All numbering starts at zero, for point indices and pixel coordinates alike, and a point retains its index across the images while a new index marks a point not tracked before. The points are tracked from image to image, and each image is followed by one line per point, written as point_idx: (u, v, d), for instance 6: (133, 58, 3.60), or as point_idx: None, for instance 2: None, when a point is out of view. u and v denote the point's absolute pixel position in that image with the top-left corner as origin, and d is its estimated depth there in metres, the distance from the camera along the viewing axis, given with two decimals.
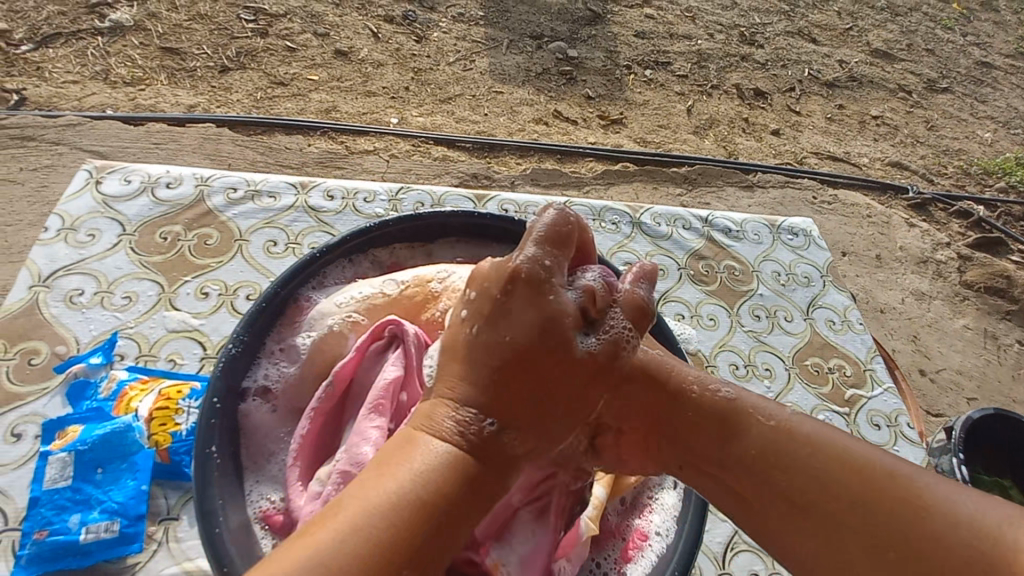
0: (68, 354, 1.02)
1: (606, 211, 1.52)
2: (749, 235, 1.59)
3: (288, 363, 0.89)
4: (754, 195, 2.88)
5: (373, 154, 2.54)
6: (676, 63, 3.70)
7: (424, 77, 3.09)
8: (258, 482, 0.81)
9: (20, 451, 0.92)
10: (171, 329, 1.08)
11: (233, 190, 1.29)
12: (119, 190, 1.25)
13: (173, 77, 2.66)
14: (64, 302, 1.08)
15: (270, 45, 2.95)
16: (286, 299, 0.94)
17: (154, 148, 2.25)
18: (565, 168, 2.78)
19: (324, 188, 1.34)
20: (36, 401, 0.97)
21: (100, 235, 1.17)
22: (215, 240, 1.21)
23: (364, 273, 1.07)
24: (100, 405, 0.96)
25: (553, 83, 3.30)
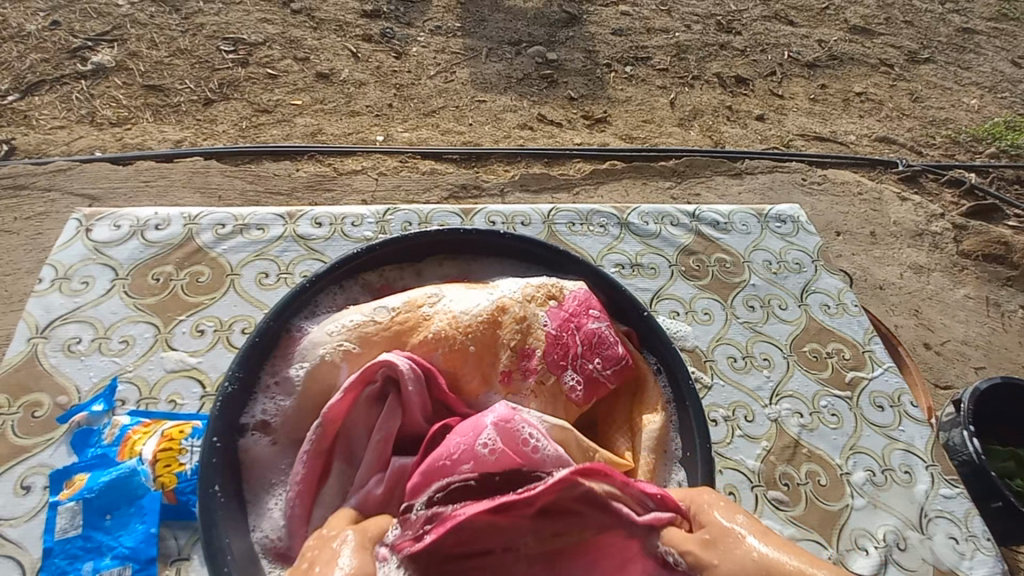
0: (69, 404, 1.03)
1: (594, 213, 1.53)
2: (737, 226, 1.60)
3: (285, 397, 0.91)
4: (744, 182, 2.89)
5: (362, 173, 2.55)
6: (656, 57, 3.72)
7: (406, 92, 3.11)
8: (263, 515, 0.82)
9: (30, 504, 0.92)
10: (169, 369, 1.09)
11: (221, 226, 1.30)
12: (109, 235, 1.26)
13: (158, 114, 2.68)
14: (62, 351, 1.09)
15: (252, 74, 2.98)
16: (279, 331, 0.96)
17: (144, 187, 2.27)
18: (553, 171, 2.79)
19: (312, 216, 1.35)
20: (42, 452, 0.98)
21: (93, 281, 1.19)
22: (207, 276, 1.22)
23: (355, 298, 1.07)
24: (104, 452, 0.96)
25: (535, 87, 3.32)
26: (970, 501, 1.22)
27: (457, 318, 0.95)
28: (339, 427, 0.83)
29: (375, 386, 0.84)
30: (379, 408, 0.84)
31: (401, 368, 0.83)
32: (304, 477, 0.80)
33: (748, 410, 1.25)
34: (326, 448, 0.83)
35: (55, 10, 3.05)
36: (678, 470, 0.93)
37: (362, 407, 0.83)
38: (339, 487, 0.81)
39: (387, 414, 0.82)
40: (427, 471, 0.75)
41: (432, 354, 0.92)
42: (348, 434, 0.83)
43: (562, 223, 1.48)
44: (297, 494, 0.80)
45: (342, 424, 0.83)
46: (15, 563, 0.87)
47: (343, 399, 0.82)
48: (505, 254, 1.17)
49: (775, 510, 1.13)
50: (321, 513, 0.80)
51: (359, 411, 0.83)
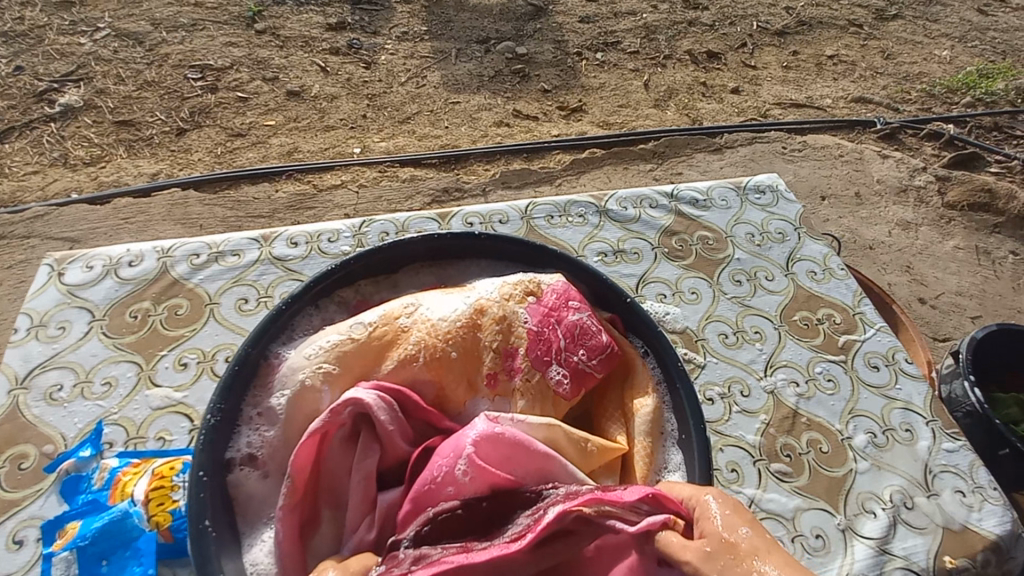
0: (56, 452, 1.02)
1: (571, 204, 1.51)
2: (717, 201, 1.59)
3: (269, 427, 0.90)
4: (725, 156, 2.88)
5: (342, 188, 2.54)
6: (625, 41, 3.71)
7: (379, 101, 3.09)
8: (258, 545, 0.83)
9: (25, 557, 0.91)
10: (155, 407, 1.07)
11: (195, 256, 1.28)
12: (83, 277, 1.24)
13: (132, 148, 2.66)
14: (44, 400, 1.07)
15: (222, 99, 2.95)
16: (258, 359, 0.95)
17: (124, 223, 2.25)
18: (534, 165, 2.77)
19: (286, 236, 1.34)
20: (32, 504, 0.96)
21: (70, 325, 1.17)
22: (185, 308, 1.21)
23: (334, 317, 1.07)
24: (95, 497, 0.95)
25: (508, 83, 3.31)
26: (974, 453, 1.21)
27: (435, 327, 0.94)
28: (316, 471, 0.83)
29: (345, 427, 0.84)
30: (355, 449, 0.84)
31: (368, 403, 0.82)
32: (287, 529, 0.79)
33: (743, 386, 1.25)
34: (307, 493, 0.83)
35: (17, 55, 3.02)
36: (674, 453, 0.93)
37: (336, 448, 0.84)
38: (331, 531, 0.82)
39: (361, 454, 0.81)
40: (414, 499, 0.76)
41: (414, 365, 0.91)
42: (327, 476, 0.83)
43: (541, 217, 1.47)
44: (285, 547, 0.79)
45: (319, 467, 0.84)
46: None
47: (313, 441, 0.82)
48: (481, 256, 1.16)
49: (779, 483, 1.13)
50: (317, 561, 0.81)
51: (334, 454, 0.84)
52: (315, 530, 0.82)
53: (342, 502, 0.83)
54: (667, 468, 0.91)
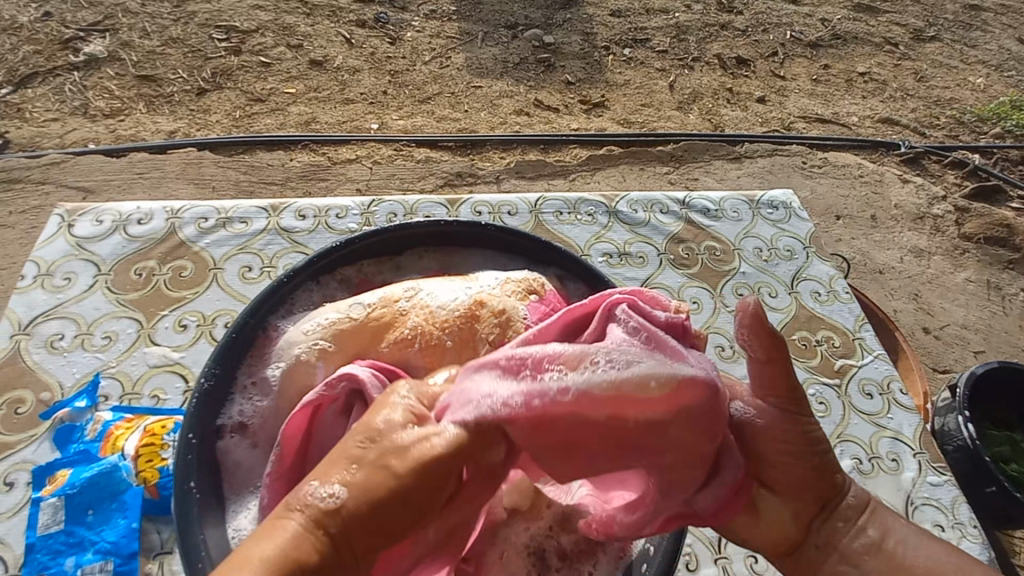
0: (53, 400, 1.04)
1: (582, 202, 1.51)
2: (728, 213, 1.58)
3: (261, 396, 0.91)
4: (743, 166, 2.85)
5: (356, 162, 2.53)
6: (655, 39, 3.65)
7: (401, 78, 3.07)
8: (243, 512, 0.84)
9: (14, 499, 0.93)
10: (153, 365, 1.09)
11: (204, 219, 1.29)
12: (91, 230, 1.26)
13: (151, 104, 2.66)
14: (45, 348, 1.09)
15: (245, 62, 2.95)
16: (256, 330, 0.96)
17: (137, 178, 2.26)
18: (549, 157, 2.75)
19: (295, 208, 1.34)
20: (25, 449, 0.99)
21: (76, 277, 1.19)
22: (190, 271, 1.22)
23: (335, 293, 1.07)
24: (87, 448, 0.97)
25: (532, 71, 3.28)
26: (957, 488, 1.21)
27: (434, 314, 0.94)
28: (307, 439, 0.84)
29: (338, 401, 0.84)
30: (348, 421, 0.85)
31: (362, 379, 0.83)
32: (273, 496, 0.81)
33: None
34: (296, 463, 0.84)
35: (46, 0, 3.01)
36: None
37: (329, 420, 0.85)
38: None
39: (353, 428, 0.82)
40: None
41: (409, 349, 0.91)
42: (317, 446, 0.85)
43: (550, 212, 1.46)
44: (269, 514, 0.81)
45: (309, 437, 0.85)
46: None
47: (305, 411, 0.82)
48: (487, 247, 1.16)
49: None
50: None
51: (326, 424, 0.85)
52: None
53: None
54: None
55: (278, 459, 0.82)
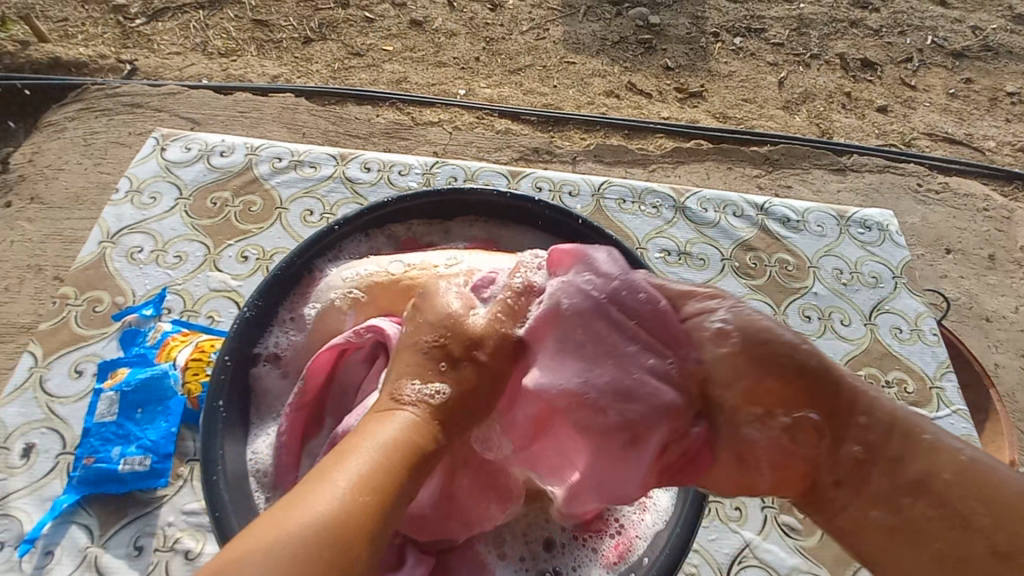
0: (124, 304, 1.15)
1: (648, 193, 1.43)
2: (811, 226, 1.44)
3: (297, 332, 0.95)
4: (846, 179, 2.58)
5: (438, 126, 2.54)
6: (772, 30, 3.36)
7: (495, 46, 3.04)
8: (263, 436, 0.89)
9: (80, 386, 1.05)
10: (213, 288, 1.17)
11: (278, 160, 1.36)
12: (180, 156, 1.36)
13: (261, 48, 2.82)
14: (126, 257, 1.20)
15: (350, 16, 3.04)
16: (301, 270, 1.00)
17: (239, 117, 2.32)
18: (632, 144, 2.64)
19: (362, 160, 1.38)
20: (96, 343, 1.10)
21: (160, 198, 1.29)
22: (258, 207, 1.29)
23: (380, 247, 1.10)
24: (145, 352, 1.07)
25: (630, 52, 3.13)
26: None
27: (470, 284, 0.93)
28: (330, 379, 0.89)
29: (363, 349, 0.88)
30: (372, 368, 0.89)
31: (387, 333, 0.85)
32: (292, 426, 0.86)
33: None
34: (317, 398, 0.88)
35: None
36: None
37: (353, 363, 0.89)
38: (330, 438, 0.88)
39: (371, 376, 0.86)
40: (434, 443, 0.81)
41: None
42: (339, 386, 0.89)
43: (612, 199, 1.40)
44: (286, 443, 0.85)
45: (332, 377, 0.89)
46: (60, 435, 1.01)
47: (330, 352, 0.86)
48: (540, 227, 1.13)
49: (783, 536, 1.10)
50: (311, 462, 0.86)
51: (350, 367, 0.89)
52: (317, 433, 0.88)
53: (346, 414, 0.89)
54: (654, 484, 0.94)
55: (301, 392, 0.86)
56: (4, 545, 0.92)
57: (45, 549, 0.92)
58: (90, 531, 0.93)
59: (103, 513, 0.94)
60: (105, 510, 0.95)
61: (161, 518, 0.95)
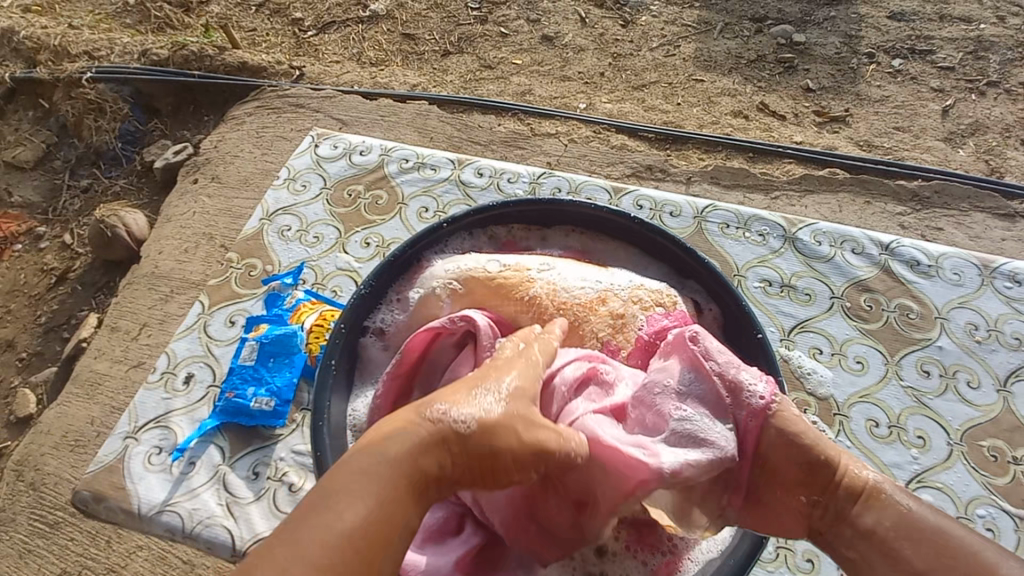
0: (271, 272, 1.37)
1: (755, 220, 1.38)
2: (946, 273, 1.29)
3: (401, 312, 1.09)
4: (1016, 226, 2.21)
5: (554, 137, 2.62)
6: (940, 52, 3.00)
7: (622, 63, 3.08)
8: (362, 398, 1.03)
9: (232, 334, 1.28)
10: (339, 267, 1.36)
11: (405, 161, 1.53)
12: (329, 152, 1.58)
13: (406, 59, 3.14)
14: (277, 233, 1.44)
15: (487, 31, 3.26)
16: (411, 258, 1.13)
17: (380, 120, 2.61)
18: (754, 168, 2.51)
19: (476, 166, 1.50)
20: (247, 301, 1.33)
21: (309, 186, 1.52)
22: (384, 201, 1.46)
23: (482, 247, 1.20)
24: (282, 313, 1.28)
25: (765, 71, 2.99)
26: None
27: (556, 293, 1.02)
28: (423, 357, 1.00)
29: (455, 335, 0.99)
30: (461, 354, 1.00)
31: (479, 325, 0.95)
32: (387, 393, 0.98)
33: None
34: (409, 373, 1.00)
35: None
36: None
37: (445, 346, 1.00)
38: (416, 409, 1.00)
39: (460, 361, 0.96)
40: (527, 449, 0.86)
41: (523, 313, 1.01)
42: (429, 365, 1.00)
43: (715, 223, 1.38)
44: (379, 407, 0.98)
45: (425, 356, 1.00)
46: (212, 370, 1.24)
47: (427, 334, 0.97)
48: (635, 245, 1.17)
49: None
50: None
51: (442, 350, 1.00)
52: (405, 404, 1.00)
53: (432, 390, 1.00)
54: None
55: (397, 364, 0.97)
56: (163, 450, 1.16)
57: (191, 459, 1.14)
58: (223, 451, 1.14)
59: (234, 439, 1.15)
60: (236, 437, 1.15)
61: (276, 452, 1.13)
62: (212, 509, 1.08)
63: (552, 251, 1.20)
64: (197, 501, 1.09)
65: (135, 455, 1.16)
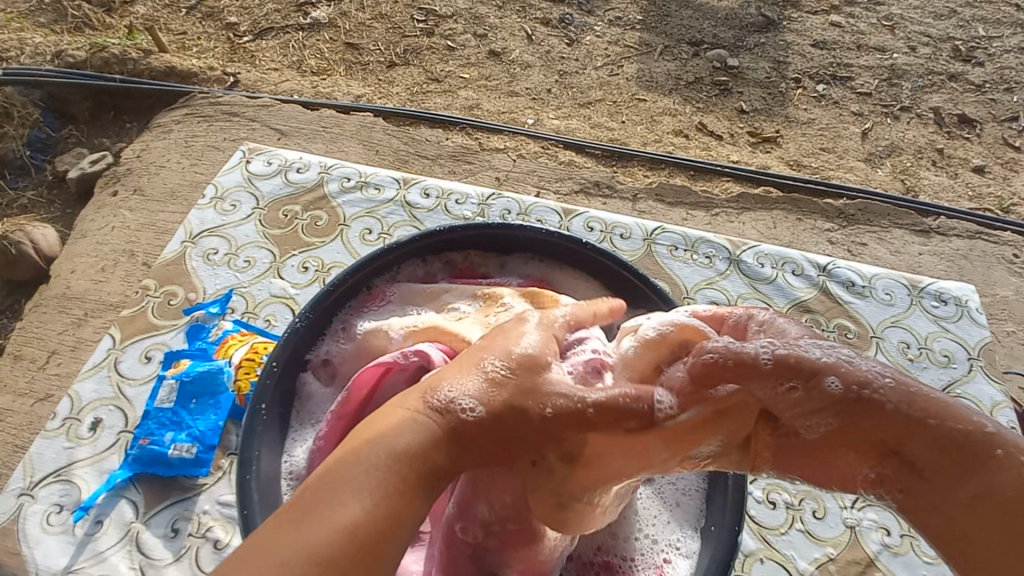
0: (195, 300, 1.25)
1: (702, 242, 1.40)
2: (878, 293, 1.36)
3: (347, 342, 1.02)
4: (931, 241, 2.38)
5: (503, 152, 2.59)
6: (859, 79, 3.23)
7: (568, 80, 3.11)
8: (299, 441, 0.95)
9: (148, 371, 1.16)
10: (273, 294, 1.26)
11: (347, 179, 1.45)
12: (262, 169, 1.48)
13: (350, 69, 3.04)
14: (202, 257, 1.31)
15: (434, 44, 3.21)
16: (356, 286, 1.06)
17: (321, 131, 2.49)
18: (696, 186, 2.58)
19: (423, 186, 1.45)
20: (166, 333, 1.20)
21: (240, 205, 1.41)
22: (324, 221, 1.38)
23: (435, 274, 1.15)
24: (207, 347, 1.17)
25: (704, 93, 3.11)
26: None
27: None
28: (369, 394, 0.93)
29: (406, 371, 0.93)
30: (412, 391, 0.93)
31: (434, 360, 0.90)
32: (329, 433, 0.90)
33: (819, 506, 1.16)
34: (356, 411, 0.92)
35: None
36: (694, 539, 0.91)
37: (393, 383, 0.93)
38: None
39: None
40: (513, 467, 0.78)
41: None
42: (377, 402, 0.94)
43: (664, 245, 1.39)
44: (319, 450, 0.90)
45: (371, 394, 0.93)
46: (124, 413, 1.11)
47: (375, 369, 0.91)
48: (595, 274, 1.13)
49: None
50: None
51: (391, 386, 0.93)
52: None
53: None
54: (677, 548, 0.91)
55: (342, 402, 0.91)
56: (64, 508, 1.01)
57: (97, 517, 1.00)
58: (136, 507, 1.01)
59: (150, 492, 1.02)
60: (151, 490, 1.02)
61: (198, 505, 1.01)
62: None
63: (511, 282, 1.14)
64: (105, 566, 0.96)
65: (30, 516, 1.01)
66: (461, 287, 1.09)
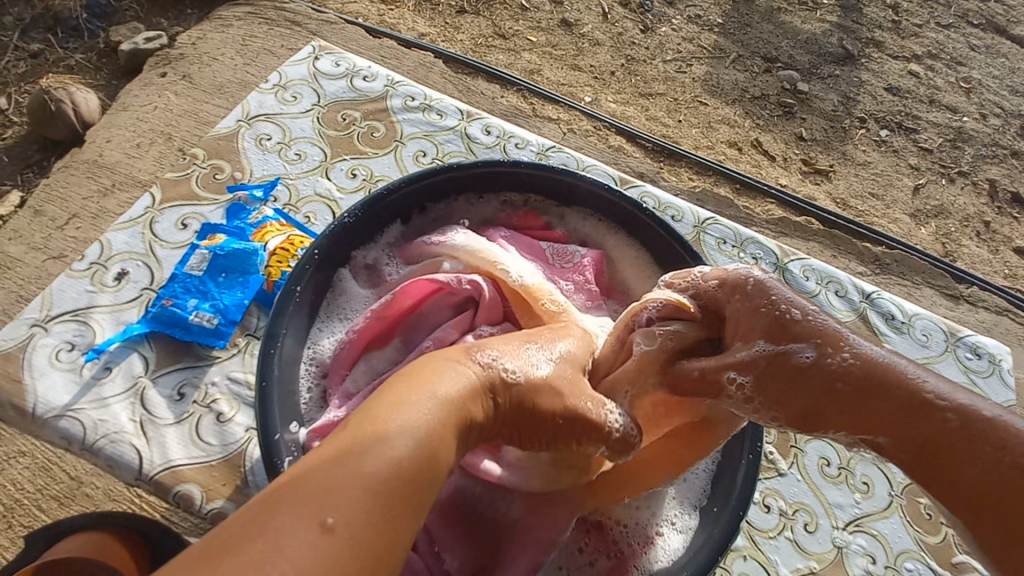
0: (240, 180, 1.23)
1: (751, 242, 1.37)
2: (916, 333, 1.33)
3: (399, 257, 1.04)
4: (958, 309, 2.34)
5: (553, 123, 2.53)
6: (925, 134, 3.15)
7: (634, 67, 3.03)
8: (327, 332, 0.96)
9: (182, 237, 1.15)
10: (317, 192, 1.24)
11: (411, 98, 1.42)
12: (329, 69, 1.44)
13: (418, 5, 2.96)
14: (255, 141, 1.29)
15: (507, 0, 3.13)
16: (408, 198, 1.05)
17: (379, 60, 2.44)
18: (738, 200, 2.53)
19: (484, 123, 1.41)
20: (205, 205, 1.19)
21: (300, 98, 1.38)
22: (380, 133, 1.35)
23: (494, 218, 1.13)
24: (244, 227, 1.15)
25: (767, 111, 3.03)
26: None
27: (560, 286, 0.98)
28: (412, 307, 0.96)
29: (454, 295, 0.96)
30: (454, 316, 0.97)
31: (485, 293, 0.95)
32: (363, 331, 0.93)
33: (812, 520, 1.15)
34: (396, 318, 0.95)
35: None
36: (689, 516, 0.97)
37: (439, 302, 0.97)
38: (390, 356, 0.95)
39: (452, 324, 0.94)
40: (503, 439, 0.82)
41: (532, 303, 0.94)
42: (417, 316, 0.96)
43: (712, 236, 1.36)
44: (349, 344, 0.92)
45: (414, 307, 0.96)
46: (150, 272, 1.10)
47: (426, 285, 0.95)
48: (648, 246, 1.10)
49: None
50: (366, 369, 0.93)
51: (435, 305, 0.97)
52: (379, 349, 0.95)
53: (413, 343, 0.96)
54: (672, 522, 0.96)
55: (385, 305, 0.93)
56: (76, 348, 1.02)
57: (107, 364, 1.01)
58: (147, 363, 1.01)
59: (163, 352, 1.03)
60: (164, 350, 1.03)
61: (208, 376, 1.02)
62: (123, 424, 0.96)
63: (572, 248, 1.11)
64: (106, 412, 0.97)
65: (41, 347, 1.01)
66: (525, 245, 1.09)
